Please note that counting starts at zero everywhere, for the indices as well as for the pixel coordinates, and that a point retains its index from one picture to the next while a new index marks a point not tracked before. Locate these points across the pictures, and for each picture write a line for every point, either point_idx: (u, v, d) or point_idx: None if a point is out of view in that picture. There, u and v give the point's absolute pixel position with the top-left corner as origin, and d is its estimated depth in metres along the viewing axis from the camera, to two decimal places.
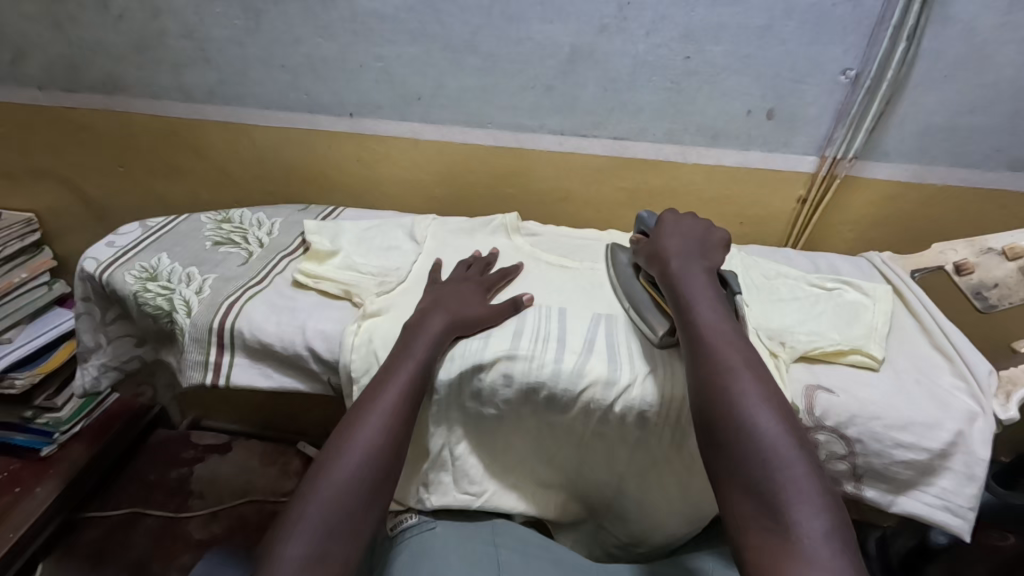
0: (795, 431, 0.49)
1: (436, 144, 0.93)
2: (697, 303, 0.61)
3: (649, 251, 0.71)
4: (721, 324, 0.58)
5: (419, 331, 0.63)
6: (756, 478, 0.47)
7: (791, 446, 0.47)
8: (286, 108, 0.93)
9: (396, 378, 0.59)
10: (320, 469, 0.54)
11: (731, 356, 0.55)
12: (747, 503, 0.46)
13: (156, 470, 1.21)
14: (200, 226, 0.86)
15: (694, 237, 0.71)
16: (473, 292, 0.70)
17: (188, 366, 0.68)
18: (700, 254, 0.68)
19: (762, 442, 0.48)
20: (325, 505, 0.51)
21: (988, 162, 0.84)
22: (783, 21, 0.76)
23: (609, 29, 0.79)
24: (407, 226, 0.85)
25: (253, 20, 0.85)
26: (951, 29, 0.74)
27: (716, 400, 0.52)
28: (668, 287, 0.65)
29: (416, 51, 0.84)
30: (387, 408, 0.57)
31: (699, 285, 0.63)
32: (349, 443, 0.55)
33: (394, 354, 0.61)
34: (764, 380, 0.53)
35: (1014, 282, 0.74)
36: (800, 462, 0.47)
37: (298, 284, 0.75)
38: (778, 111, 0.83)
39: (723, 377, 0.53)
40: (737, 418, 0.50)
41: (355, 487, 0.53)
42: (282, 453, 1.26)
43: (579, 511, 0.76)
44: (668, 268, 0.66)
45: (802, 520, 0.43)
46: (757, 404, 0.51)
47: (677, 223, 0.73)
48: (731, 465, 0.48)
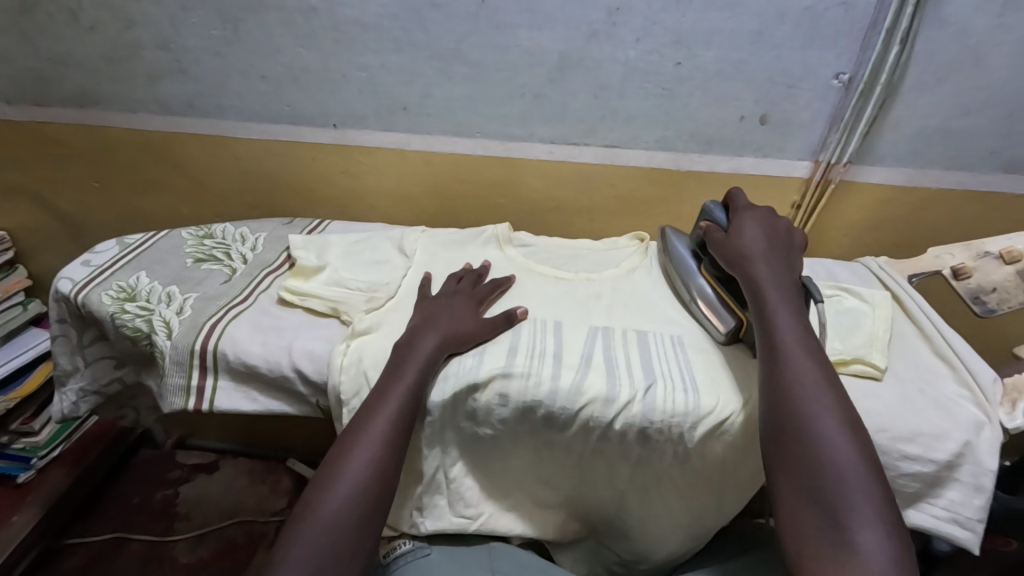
0: (868, 456, 0.47)
1: (423, 154, 0.91)
2: (776, 310, 0.59)
3: (727, 252, 0.67)
4: (802, 334, 0.57)
5: (410, 352, 0.60)
6: (825, 496, 0.45)
7: (865, 471, 0.46)
8: (270, 120, 0.90)
9: (384, 410, 0.56)
10: (314, 491, 0.52)
11: (811, 369, 0.53)
12: (811, 518, 0.45)
13: (140, 492, 1.16)
14: (180, 243, 0.83)
15: (778, 241, 0.68)
16: (464, 305, 0.68)
17: (169, 391, 0.65)
18: (784, 263, 0.65)
19: (837, 461, 0.47)
20: (315, 534, 0.49)
21: (982, 164, 0.84)
22: (775, 25, 0.75)
23: (598, 36, 0.77)
24: (396, 238, 0.83)
25: (232, 30, 0.82)
26: (944, 32, 0.73)
27: (789, 411, 0.50)
28: (750, 290, 0.62)
29: (401, 61, 0.82)
30: (376, 440, 0.55)
31: (779, 293, 0.61)
32: (340, 472, 0.53)
33: (392, 367, 0.60)
34: (842, 399, 0.51)
35: (1013, 286, 0.74)
36: (874, 488, 0.45)
37: (284, 302, 0.72)
38: (771, 116, 0.82)
39: (802, 389, 0.51)
40: (812, 433, 0.49)
41: (345, 522, 0.51)
42: (271, 471, 1.23)
43: (578, 530, 0.73)
44: (750, 271, 0.64)
45: (866, 543, 0.43)
46: (834, 422, 0.49)
47: (757, 219, 0.70)
48: (796, 480, 0.47)
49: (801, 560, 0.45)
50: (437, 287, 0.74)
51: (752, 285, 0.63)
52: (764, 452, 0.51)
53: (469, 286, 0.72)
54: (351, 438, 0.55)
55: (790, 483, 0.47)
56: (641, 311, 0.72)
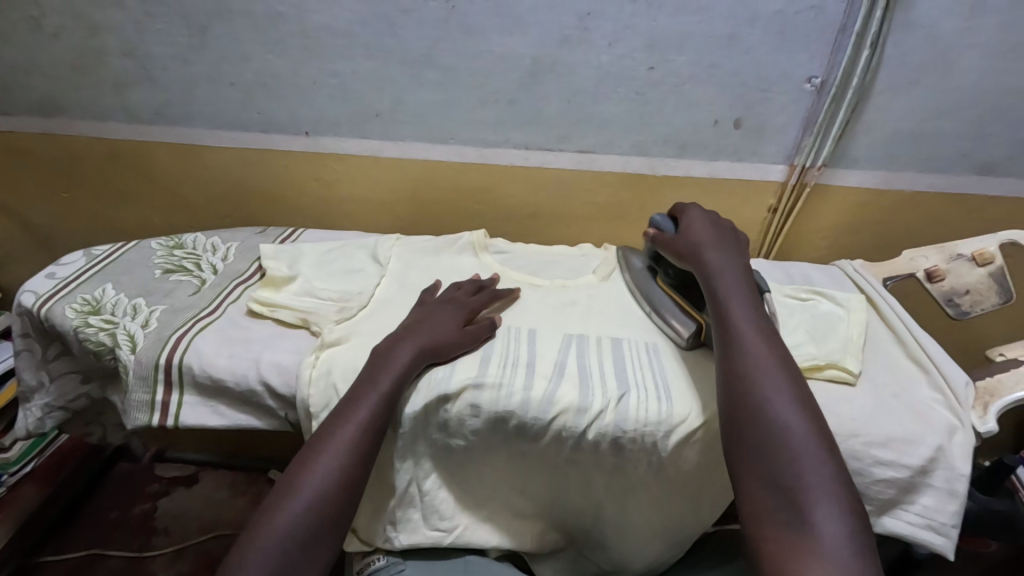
0: (821, 434, 0.47)
1: (397, 161, 0.90)
2: (730, 297, 0.59)
3: (679, 247, 0.67)
4: (755, 318, 0.56)
5: (388, 360, 0.59)
6: (779, 476, 0.44)
7: (818, 451, 0.45)
8: (240, 128, 0.89)
9: (356, 414, 0.55)
10: (277, 497, 0.51)
11: (763, 352, 0.53)
12: (767, 500, 0.44)
13: (118, 507, 1.12)
14: (149, 253, 0.81)
15: (728, 235, 0.68)
16: (451, 313, 0.66)
17: (132, 407, 0.63)
18: (736, 252, 0.65)
19: (790, 441, 0.46)
20: (273, 541, 0.48)
21: (954, 166, 0.84)
22: (747, 29, 0.74)
23: (570, 41, 0.77)
24: (370, 246, 0.82)
25: (199, 36, 0.81)
26: (912, 35, 0.74)
27: (740, 396, 0.50)
28: (702, 278, 0.62)
29: (372, 66, 0.81)
30: (342, 447, 0.53)
31: (732, 280, 0.61)
32: (307, 477, 0.52)
33: (365, 376, 0.58)
34: (796, 380, 0.51)
35: (985, 288, 0.75)
36: (827, 464, 0.44)
37: (254, 313, 0.71)
38: (745, 120, 0.82)
39: (754, 373, 0.51)
40: (764, 414, 0.48)
41: (305, 529, 0.49)
42: (253, 482, 1.20)
43: (558, 539, 0.72)
44: (702, 261, 0.64)
45: (820, 521, 0.41)
46: (789, 404, 0.48)
47: (705, 216, 0.70)
48: (753, 462, 0.46)
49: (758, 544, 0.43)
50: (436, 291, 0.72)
51: (704, 273, 0.62)
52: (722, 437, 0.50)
53: (468, 293, 0.71)
54: (314, 449, 0.53)
55: (746, 467, 0.46)
56: (616, 318, 0.71)
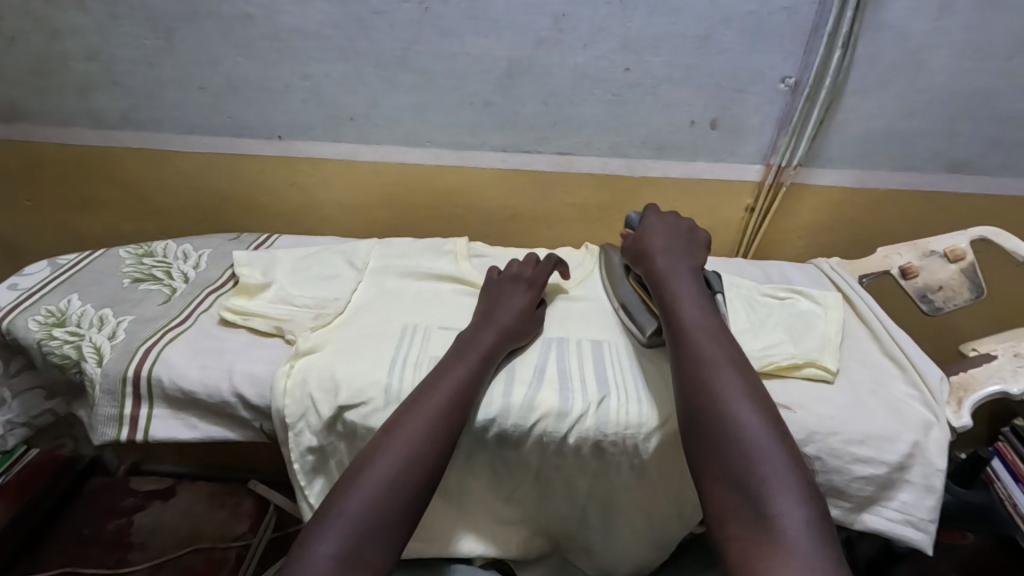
0: (776, 426, 0.47)
1: (373, 165, 0.89)
2: (683, 299, 0.60)
3: (634, 252, 0.70)
4: (707, 318, 0.57)
5: (472, 342, 0.61)
6: (737, 470, 0.44)
7: (774, 443, 0.45)
8: (211, 134, 0.87)
9: (446, 385, 0.56)
10: (367, 457, 0.50)
11: (714, 351, 0.53)
12: (727, 498, 0.44)
13: (91, 523, 1.05)
14: (117, 262, 0.79)
15: (680, 236, 0.70)
16: (521, 292, 0.70)
17: (100, 422, 0.61)
18: (686, 254, 0.67)
19: (744, 435, 0.46)
20: (370, 492, 0.48)
21: (926, 164, 0.85)
22: (721, 30, 0.75)
23: (546, 42, 0.77)
24: (347, 252, 0.80)
25: (165, 39, 0.79)
26: (883, 36, 0.75)
27: (695, 396, 0.50)
28: (655, 284, 0.64)
29: (345, 69, 0.80)
30: (432, 408, 0.54)
31: (683, 281, 0.62)
32: (397, 433, 0.52)
33: (447, 361, 0.59)
34: (746, 375, 0.51)
35: (957, 283, 0.75)
36: (782, 455, 0.44)
37: (226, 322, 0.69)
38: (721, 120, 0.82)
39: (706, 372, 0.51)
40: (716, 411, 0.48)
41: (397, 487, 0.48)
42: (231, 494, 1.14)
43: (543, 545, 0.70)
44: (654, 266, 0.65)
45: (780, 514, 0.41)
46: (741, 399, 0.49)
47: (662, 220, 0.72)
48: (713, 461, 0.46)
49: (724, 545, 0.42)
50: (501, 268, 0.76)
51: (656, 279, 0.64)
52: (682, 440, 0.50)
53: (532, 267, 0.74)
54: (412, 406, 0.54)
55: (706, 465, 0.46)
56: (596, 320, 0.71)
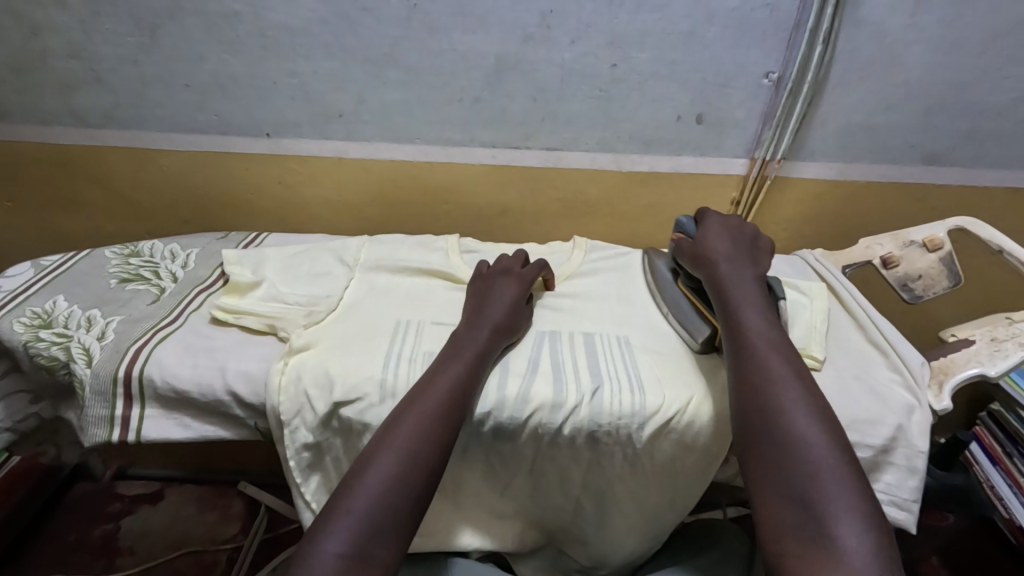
0: (840, 445, 0.47)
1: (362, 161, 0.88)
2: (744, 307, 0.60)
3: (695, 256, 0.69)
4: (769, 329, 0.57)
5: (466, 339, 0.62)
6: (800, 490, 0.45)
7: (839, 464, 0.45)
8: (197, 132, 0.86)
9: (438, 382, 0.56)
10: (370, 455, 0.50)
11: (779, 365, 0.53)
12: (785, 514, 0.44)
13: (77, 528, 1.04)
14: (104, 263, 0.78)
15: (743, 240, 0.69)
16: (510, 286, 0.70)
17: (90, 423, 0.60)
18: (750, 260, 0.66)
19: (809, 454, 0.46)
20: (373, 492, 0.48)
21: (904, 157, 0.88)
22: (705, 26, 0.76)
23: (534, 38, 0.77)
24: (338, 249, 0.80)
25: (149, 36, 0.78)
26: (863, 32, 0.76)
27: (758, 410, 0.50)
28: (717, 291, 0.63)
29: (333, 66, 0.80)
30: (430, 408, 0.54)
31: (747, 288, 0.62)
32: (393, 434, 0.52)
33: (441, 359, 0.59)
34: (812, 393, 0.52)
35: (936, 272, 0.77)
36: (847, 477, 0.45)
37: (218, 321, 0.69)
38: (707, 115, 0.84)
39: (771, 385, 0.52)
40: (781, 428, 0.48)
41: (400, 486, 0.49)
42: (222, 495, 1.12)
43: (538, 537, 0.71)
44: (717, 273, 0.65)
45: (843, 536, 0.41)
46: (806, 417, 0.49)
47: (723, 223, 0.71)
48: (774, 478, 0.46)
49: (780, 559, 0.43)
50: (489, 262, 0.77)
51: (717, 285, 0.63)
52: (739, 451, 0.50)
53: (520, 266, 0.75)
54: (409, 405, 0.54)
55: (764, 480, 0.47)
56: (589, 313, 0.72)
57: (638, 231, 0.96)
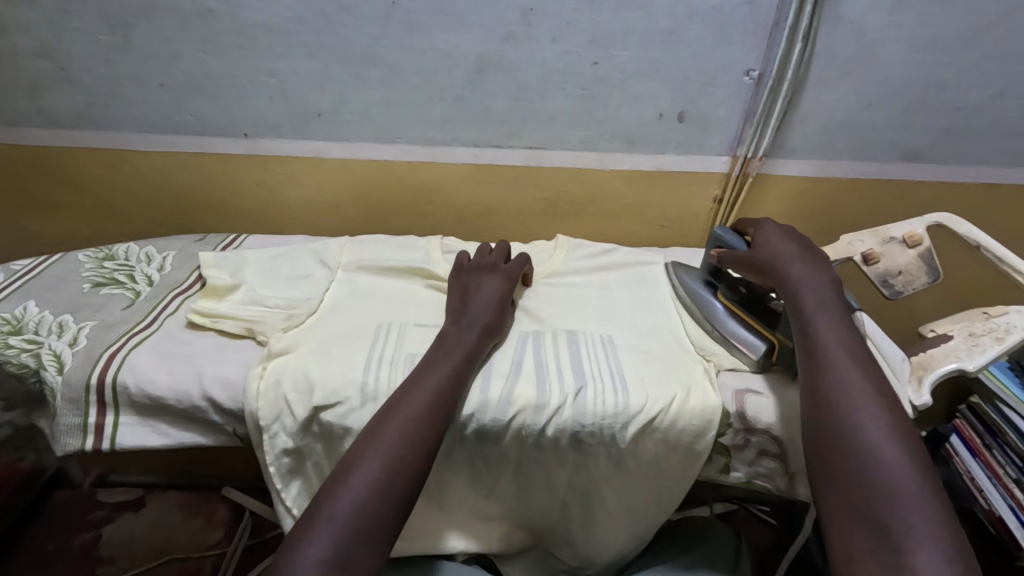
0: (924, 472, 0.45)
1: (343, 162, 0.87)
2: (819, 313, 0.56)
3: (759, 262, 0.64)
4: (848, 338, 0.54)
5: (453, 340, 0.61)
6: (879, 517, 0.43)
7: (922, 492, 0.44)
8: (173, 132, 0.85)
9: (425, 385, 0.55)
10: (350, 462, 0.50)
11: (862, 382, 0.50)
12: (860, 539, 0.43)
13: (55, 538, 0.97)
14: (77, 266, 0.76)
15: (808, 241, 0.65)
16: (492, 282, 0.70)
17: (62, 432, 0.59)
18: (821, 262, 0.62)
19: (888, 479, 0.44)
20: (356, 498, 0.47)
21: (884, 154, 0.88)
22: (686, 24, 0.76)
23: (515, 37, 0.76)
24: (318, 251, 0.79)
25: (121, 34, 0.76)
26: (842, 30, 0.77)
27: (835, 428, 0.48)
28: (786, 293, 0.60)
29: (311, 65, 0.78)
30: (416, 412, 0.53)
31: (823, 293, 0.58)
32: (378, 440, 0.51)
33: (427, 360, 0.58)
34: (896, 411, 0.49)
35: (914, 268, 0.77)
36: (931, 506, 0.43)
37: (194, 326, 0.67)
38: (689, 113, 0.84)
39: (851, 403, 0.49)
40: (864, 450, 0.46)
41: (384, 489, 0.48)
42: (205, 501, 1.10)
43: (524, 539, 0.71)
44: (788, 274, 0.61)
45: (921, 567, 0.40)
46: (888, 439, 0.47)
47: (778, 228, 0.67)
48: (852, 501, 0.45)
49: None
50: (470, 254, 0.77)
51: (788, 288, 0.60)
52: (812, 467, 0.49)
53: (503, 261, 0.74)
54: (395, 407, 0.53)
55: (838, 501, 0.45)
56: (572, 312, 0.72)
57: (622, 230, 0.96)
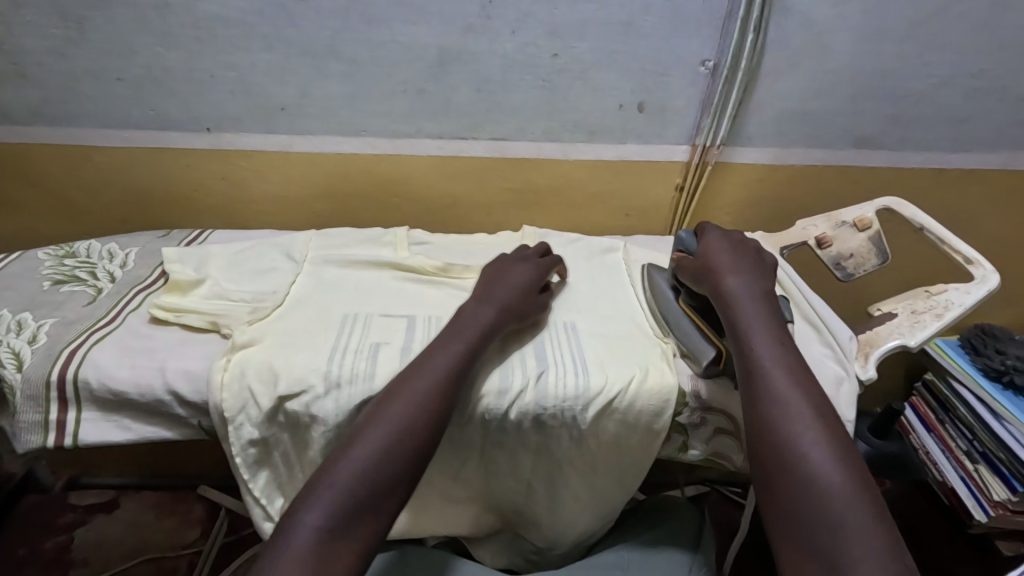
0: (863, 494, 0.45)
1: (307, 155, 0.87)
2: (753, 331, 0.57)
3: (698, 272, 0.66)
4: (782, 356, 0.55)
5: (472, 321, 0.62)
6: (824, 543, 0.43)
7: (863, 516, 0.44)
8: (132, 127, 0.84)
9: (441, 357, 0.56)
10: (358, 431, 0.50)
11: (794, 396, 0.52)
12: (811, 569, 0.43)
13: (25, 542, 0.97)
14: (37, 264, 0.75)
15: (746, 253, 0.66)
16: (527, 272, 0.70)
17: (23, 429, 0.59)
18: (755, 274, 0.64)
19: (829, 505, 0.45)
20: (357, 467, 0.48)
21: (837, 141, 0.92)
22: (643, 16, 0.77)
23: (474, 29, 0.77)
24: (285, 245, 0.79)
25: (75, 28, 0.75)
26: (792, 20, 0.79)
27: (774, 455, 0.49)
28: (723, 309, 0.61)
29: (272, 58, 0.78)
30: (426, 389, 0.54)
31: (754, 308, 0.59)
32: (386, 412, 0.52)
33: (441, 337, 0.59)
34: (834, 434, 0.49)
35: (865, 251, 0.80)
36: (868, 517, 0.44)
37: (158, 320, 0.67)
38: (648, 103, 0.85)
39: (788, 425, 0.50)
40: (803, 476, 0.47)
41: (394, 456, 0.49)
42: (182, 500, 1.08)
43: (494, 523, 0.74)
44: (723, 289, 0.62)
45: None
46: (828, 462, 0.47)
47: (721, 238, 0.68)
48: (801, 532, 0.45)
49: None
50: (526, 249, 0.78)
51: (726, 303, 0.61)
52: (758, 495, 0.50)
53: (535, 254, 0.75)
54: (404, 381, 0.54)
55: (788, 532, 0.46)
56: None
57: (587, 219, 0.97)
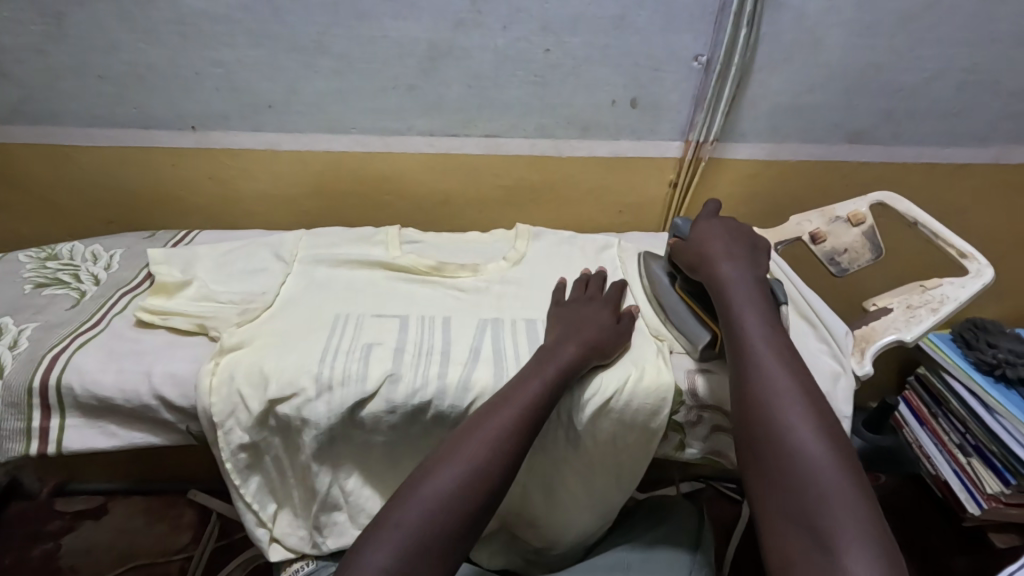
0: (847, 467, 0.45)
1: (296, 154, 0.86)
2: (744, 312, 0.57)
3: (691, 257, 0.66)
4: (771, 335, 0.55)
5: (550, 361, 0.59)
6: (806, 512, 0.43)
7: (846, 487, 0.43)
8: (115, 126, 0.82)
9: (526, 389, 0.55)
10: (432, 467, 0.50)
11: (782, 375, 0.51)
12: (794, 539, 0.43)
13: (10, 550, 0.95)
14: (18, 267, 0.73)
15: (740, 239, 0.66)
16: (601, 312, 0.67)
17: (4, 438, 0.57)
18: (748, 260, 0.64)
19: (813, 474, 0.44)
20: (427, 505, 0.47)
21: (829, 136, 0.91)
22: (636, 10, 0.77)
23: (465, 24, 0.76)
24: (274, 244, 0.78)
25: (55, 24, 0.73)
26: (786, 15, 0.79)
27: (761, 428, 0.49)
28: (715, 291, 0.61)
29: (258, 53, 0.77)
30: (503, 428, 0.52)
31: (746, 291, 0.59)
32: (461, 450, 0.51)
33: (524, 370, 0.58)
34: (820, 409, 0.49)
35: (859, 246, 0.80)
36: (853, 489, 0.43)
37: (144, 324, 0.65)
38: (641, 99, 0.85)
39: (776, 400, 0.50)
40: (788, 448, 0.46)
41: (467, 496, 0.48)
42: (170, 505, 1.06)
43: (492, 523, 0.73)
44: (716, 274, 0.62)
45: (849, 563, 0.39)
46: (813, 435, 0.47)
47: (715, 223, 0.68)
48: (784, 503, 0.44)
49: None
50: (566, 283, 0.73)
51: (718, 286, 0.61)
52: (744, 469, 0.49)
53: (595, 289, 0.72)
54: (483, 417, 0.53)
55: (772, 503, 0.45)
56: (529, 299, 0.72)
57: (581, 216, 0.96)
